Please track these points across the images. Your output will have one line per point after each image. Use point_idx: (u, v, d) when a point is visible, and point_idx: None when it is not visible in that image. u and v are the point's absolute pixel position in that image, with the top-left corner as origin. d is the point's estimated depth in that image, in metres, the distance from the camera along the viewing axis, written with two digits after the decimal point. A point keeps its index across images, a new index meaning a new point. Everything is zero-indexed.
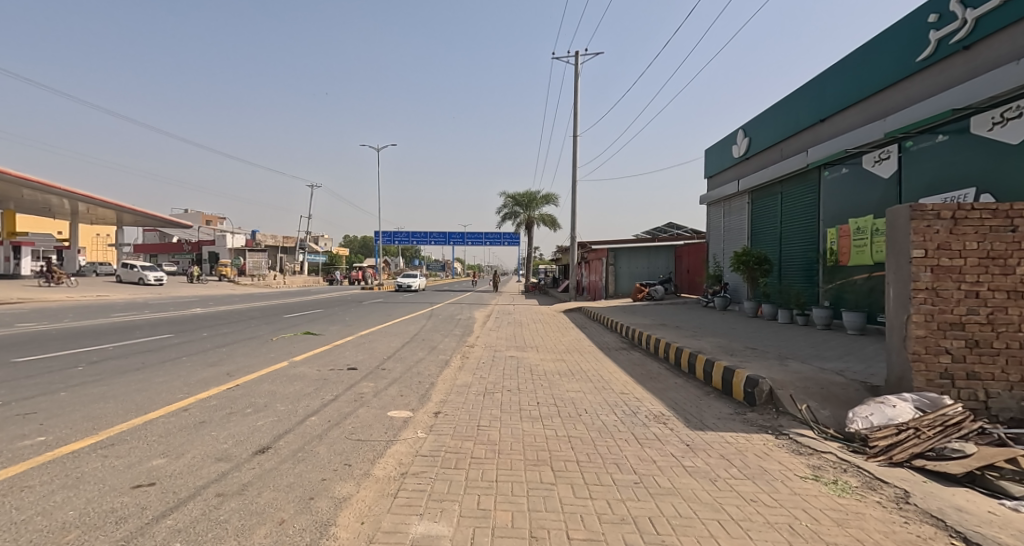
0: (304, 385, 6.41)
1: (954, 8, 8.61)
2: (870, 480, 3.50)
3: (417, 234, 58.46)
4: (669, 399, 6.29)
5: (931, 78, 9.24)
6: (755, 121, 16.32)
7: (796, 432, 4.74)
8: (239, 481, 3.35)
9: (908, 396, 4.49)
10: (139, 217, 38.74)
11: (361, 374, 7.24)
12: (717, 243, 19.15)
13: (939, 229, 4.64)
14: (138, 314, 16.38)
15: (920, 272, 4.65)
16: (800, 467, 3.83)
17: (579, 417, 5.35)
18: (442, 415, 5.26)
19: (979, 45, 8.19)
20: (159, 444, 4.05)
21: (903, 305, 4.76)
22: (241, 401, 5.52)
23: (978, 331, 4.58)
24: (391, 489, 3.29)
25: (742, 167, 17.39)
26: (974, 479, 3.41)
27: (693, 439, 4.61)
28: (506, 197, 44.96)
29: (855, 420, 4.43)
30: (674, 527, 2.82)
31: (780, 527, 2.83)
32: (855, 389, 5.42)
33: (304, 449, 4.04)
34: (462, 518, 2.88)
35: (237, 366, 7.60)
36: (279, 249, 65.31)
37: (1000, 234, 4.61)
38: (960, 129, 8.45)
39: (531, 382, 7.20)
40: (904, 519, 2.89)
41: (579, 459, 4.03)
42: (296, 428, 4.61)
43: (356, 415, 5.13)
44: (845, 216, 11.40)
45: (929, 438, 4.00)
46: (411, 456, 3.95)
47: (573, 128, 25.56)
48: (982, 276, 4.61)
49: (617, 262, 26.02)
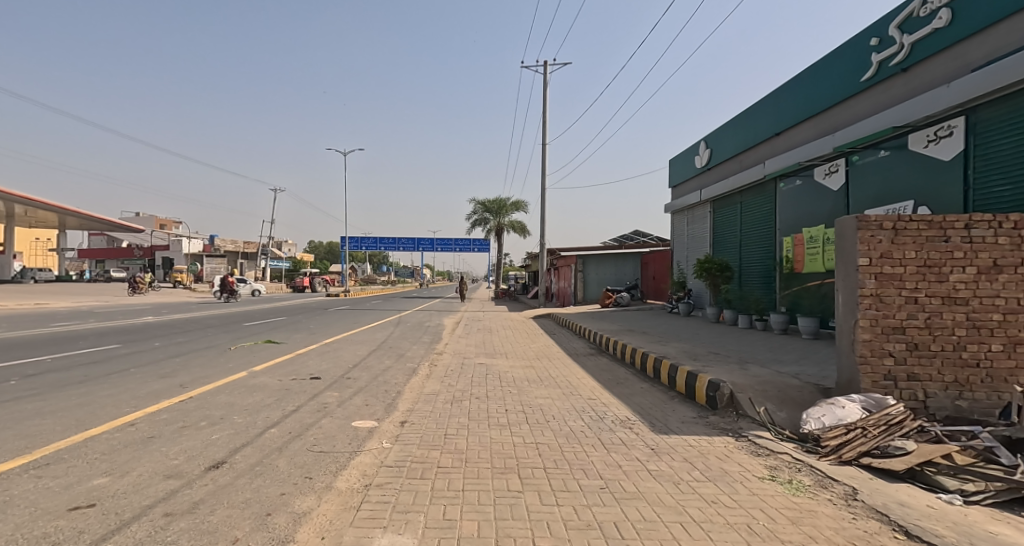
0: (263, 396, 6.22)
1: (892, 33, 9.17)
2: (821, 479, 3.66)
3: (384, 241, 58.14)
4: (634, 403, 6.43)
5: (873, 98, 9.78)
6: (716, 134, 16.88)
7: (754, 433, 4.91)
8: (189, 498, 3.23)
9: (856, 397, 4.73)
10: (88, 221, 36.90)
11: (326, 384, 7.10)
12: (681, 251, 19.69)
13: (882, 239, 4.91)
14: (80, 323, 15.39)
15: (866, 279, 4.91)
16: (757, 468, 3.97)
17: (548, 424, 5.38)
18: (409, 424, 5.22)
19: (914, 69, 8.76)
20: (101, 462, 3.87)
21: (851, 311, 5.01)
22: (195, 415, 5.32)
23: (918, 335, 4.84)
24: (355, 501, 3.24)
25: (704, 177, 17.93)
26: (915, 475, 3.61)
27: (658, 443, 4.72)
28: (476, 203, 44.98)
29: (809, 420, 4.61)
30: (639, 531, 2.88)
31: (739, 527, 2.93)
32: (810, 391, 5.66)
33: (262, 463, 3.93)
34: (427, 529, 2.86)
35: (191, 377, 7.32)
36: (239, 255, 63.15)
37: (935, 244, 4.89)
38: (899, 145, 8.99)
39: (500, 389, 7.22)
40: (852, 515, 3.03)
41: (547, 466, 4.06)
42: (253, 442, 4.48)
43: (319, 426, 5.02)
44: (799, 227, 11.90)
45: (875, 437, 4.20)
46: (376, 467, 3.90)
47: (542, 137, 25.96)
48: (920, 283, 4.88)
49: (586, 268, 26.20)
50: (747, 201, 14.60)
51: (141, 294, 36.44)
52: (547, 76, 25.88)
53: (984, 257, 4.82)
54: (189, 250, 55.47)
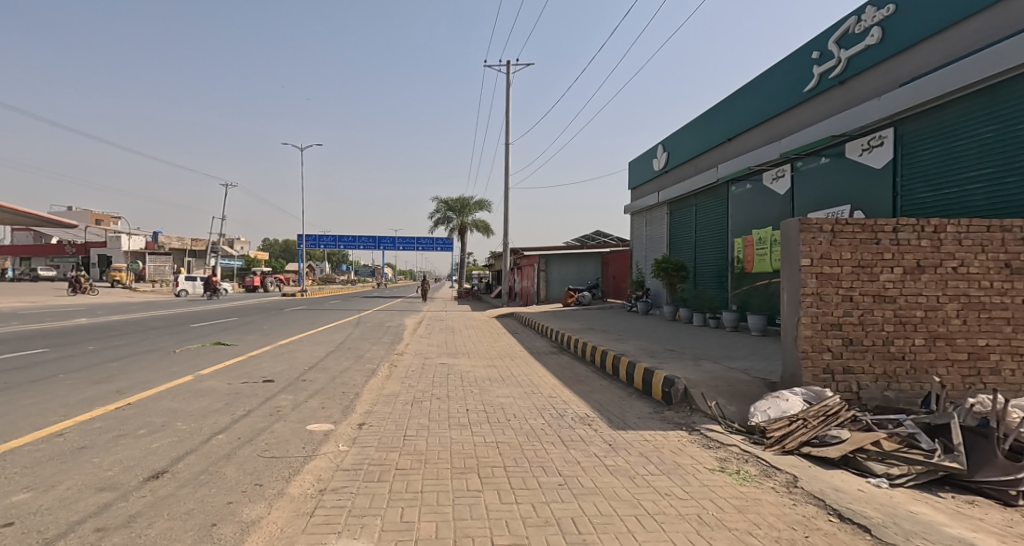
0: (211, 401, 5.99)
1: (832, 47, 9.70)
2: (766, 468, 3.85)
3: (344, 239, 56.86)
4: (594, 400, 6.56)
5: (815, 108, 10.32)
6: (672, 138, 17.37)
7: (706, 427, 5.11)
8: (125, 512, 3.09)
9: (798, 390, 5.00)
10: (15, 215, 34.28)
11: (280, 387, 6.90)
12: (639, 251, 20.18)
13: (822, 241, 5.21)
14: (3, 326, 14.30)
15: (807, 279, 5.18)
16: (708, 460, 4.14)
17: (507, 422, 5.42)
18: (366, 426, 5.15)
19: (851, 82, 9.30)
20: (24, 477, 3.63)
21: (795, 308, 5.29)
22: (133, 422, 5.07)
23: (853, 331, 5.16)
24: (308, 507, 3.18)
25: (662, 180, 18.44)
26: (849, 461, 3.85)
27: (615, 439, 4.83)
28: (439, 202, 44.64)
29: (755, 413, 4.83)
30: (595, 526, 2.95)
31: (690, 517, 3.05)
32: (757, 385, 5.94)
33: (208, 472, 3.79)
34: (383, 532, 2.84)
35: (130, 383, 6.95)
36: (186, 253, 60.23)
37: (868, 246, 5.21)
38: (838, 153, 9.53)
39: (461, 389, 7.21)
40: (793, 501, 3.21)
41: (506, 464, 4.09)
42: (198, 449, 4.31)
43: (271, 431, 4.88)
44: (749, 229, 12.42)
45: (814, 427, 4.45)
46: (331, 471, 3.83)
47: (505, 137, 26.04)
48: (855, 282, 5.19)
49: (549, 268, 26.47)
50: (702, 204, 15.11)
51: (75, 294, 34.17)
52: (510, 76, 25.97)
53: (910, 258, 5.18)
54: (130, 246, 52.42)
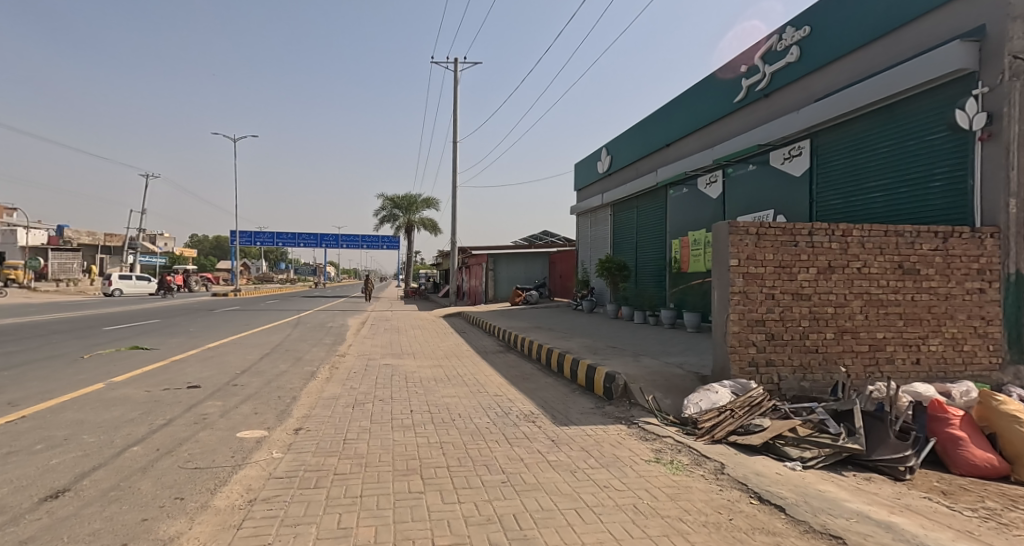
0: (126, 411, 5.56)
1: (758, 62, 10.32)
2: (697, 457, 4.05)
3: (283, 236, 54.45)
4: (538, 397, 6.64)
5: (743, 118, 10.94)
6: (615, 141, 17.88)
7: (643, 420, 5.30)
8: (16, 537, 2.81)
9: (726, 382, 5.29)
10: None
11: (207, 393, 6.51)
12: (584, 251, 20.64)
13: (748, 243, 5.53)
14: None
15: (735, 278, 5.49)
16: (644, 452, 4.29)
17: (452, 422, 5.38)
18: (303, 431, 4.96)
19: (774, 95, 9.93)
20: None
21: (724, 306, 5.58)
22: (30, 437, 4.62)
23: (775, 327, 5.51)
24: (236, 519, 3.03)
25: (605, 182, 18.94)
26: (769, 447, 4.12)
27: (558, 434, 4.92)
28: (385, 199, 43.69)
29: (688, 405, 5.06)
30: (537, 521, 3.00)
31: (626, 507, 3.16)
32: (691, 379, 6.23)
33: (120, 488, 3.52)
34: (318, 541, 2.75)
35: (29, 394, 6.32)
36: (102, 250, 55.52)
37: (788, 248, 5.58)
38: (764, 160, 10.16)
39: (405, 390, 7.09)
40: (720, 487, 3.40)
41: (450, 464, 4.08)
42: (108, 463, 3.99)
43: (196, 440, 4.60)
44: (685, 231, 13.00)
45: (740, 417, 4.73)
46: (262, 480, 3.66)
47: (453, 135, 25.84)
48: (777, 281, 5.55)
49: (497, 268, 26.56)
50: (642, 206, 15.64)
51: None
52: (458, 73, 25.80)
53: (823, 259, 5.60)
54: (34, 242, 47.64)
